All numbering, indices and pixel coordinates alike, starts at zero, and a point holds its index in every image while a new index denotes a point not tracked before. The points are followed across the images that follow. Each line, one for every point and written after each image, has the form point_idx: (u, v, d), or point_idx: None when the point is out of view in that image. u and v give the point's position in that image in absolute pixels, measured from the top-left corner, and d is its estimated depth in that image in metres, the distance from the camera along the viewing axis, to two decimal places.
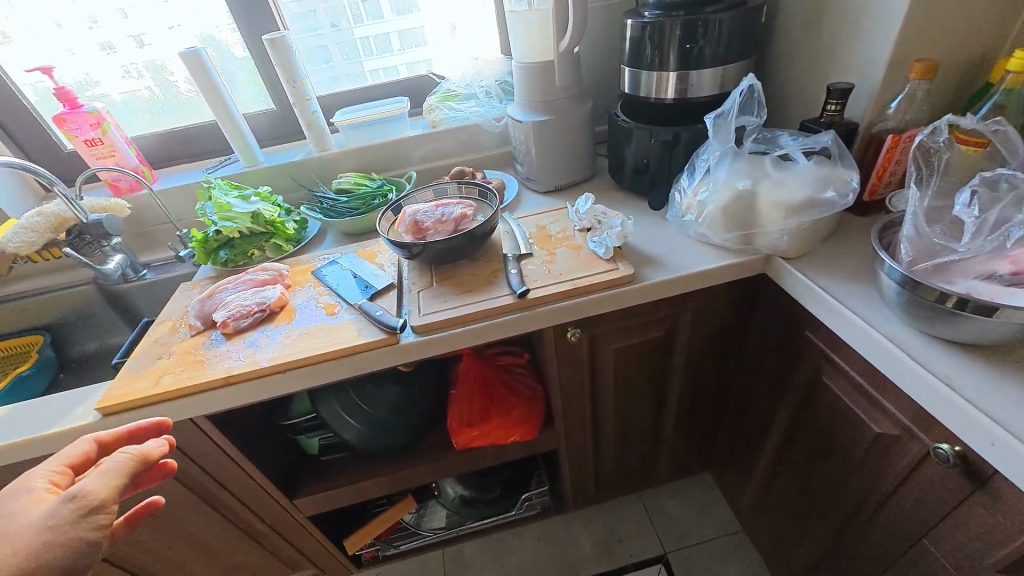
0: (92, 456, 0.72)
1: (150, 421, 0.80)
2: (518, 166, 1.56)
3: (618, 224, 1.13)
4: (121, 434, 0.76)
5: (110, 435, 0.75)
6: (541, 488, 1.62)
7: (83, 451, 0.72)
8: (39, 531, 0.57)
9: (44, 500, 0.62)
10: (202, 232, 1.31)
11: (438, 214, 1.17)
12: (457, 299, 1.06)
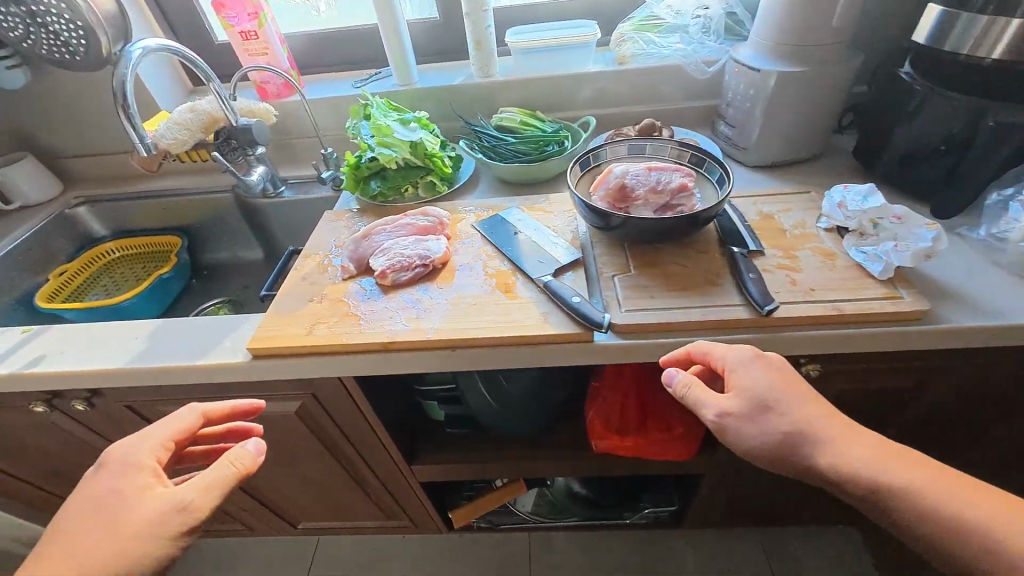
0: (196, 430, 0.74)
1: (246, 406, 0.78)
2: (722, 126, 1.24)
3: (925, 237, 0.83)
4: (224, 412, 0.77)
5: (215, 411, 0.77)
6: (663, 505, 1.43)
7: (190, 426, 0.73)
8: (144, 533, 0.61)
9: (149, 490, 0.65)
10: (354, 156, 1.14)
11: (653, 181, 0.89)
12: (668, 298, 0.82)
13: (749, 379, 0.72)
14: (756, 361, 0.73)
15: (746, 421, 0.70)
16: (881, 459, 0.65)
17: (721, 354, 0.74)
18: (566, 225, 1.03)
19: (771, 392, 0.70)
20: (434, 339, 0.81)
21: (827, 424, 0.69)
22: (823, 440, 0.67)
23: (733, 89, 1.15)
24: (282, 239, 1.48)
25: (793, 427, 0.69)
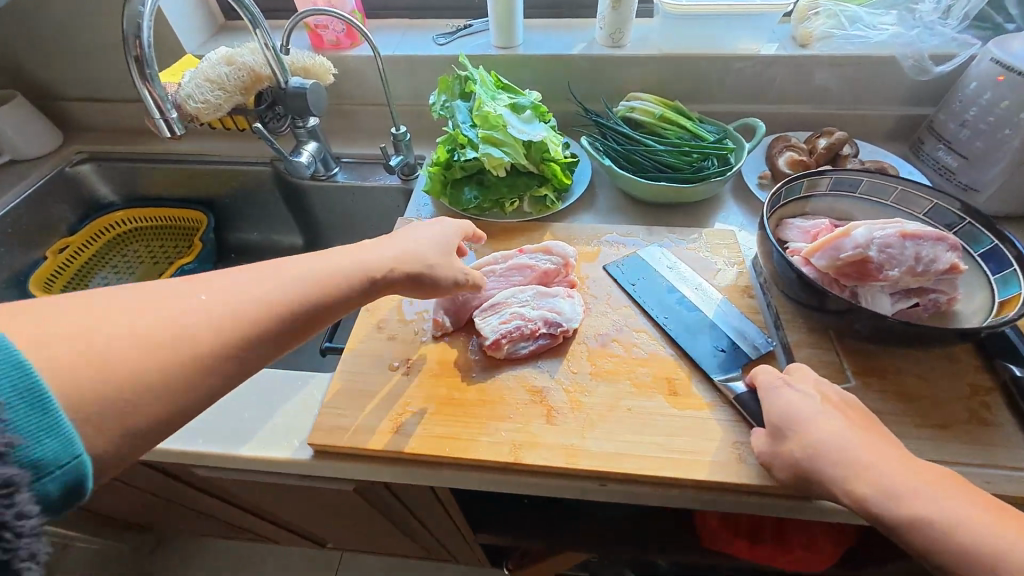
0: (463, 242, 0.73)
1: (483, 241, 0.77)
2: (936, 151, 0.90)
3: None
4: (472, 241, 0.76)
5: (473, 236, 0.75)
6: None
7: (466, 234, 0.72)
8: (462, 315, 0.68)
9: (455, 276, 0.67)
10: (445, 150, 0.84)
11: (915, 266, 0.60)
12: (922, 446, 0.57)
13: (796, 423, 0.53)
14: (819, 403, 0.54)
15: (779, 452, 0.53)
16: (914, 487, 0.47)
17: (764, 384, 0.58)
18: (736, 289, 0.75)
19: (814, 420, 0.53)
20: (579, 466, 0.57)
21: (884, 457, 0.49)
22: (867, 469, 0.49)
23: (982, 104, 0.82)
24: (328, 228, 1.20)
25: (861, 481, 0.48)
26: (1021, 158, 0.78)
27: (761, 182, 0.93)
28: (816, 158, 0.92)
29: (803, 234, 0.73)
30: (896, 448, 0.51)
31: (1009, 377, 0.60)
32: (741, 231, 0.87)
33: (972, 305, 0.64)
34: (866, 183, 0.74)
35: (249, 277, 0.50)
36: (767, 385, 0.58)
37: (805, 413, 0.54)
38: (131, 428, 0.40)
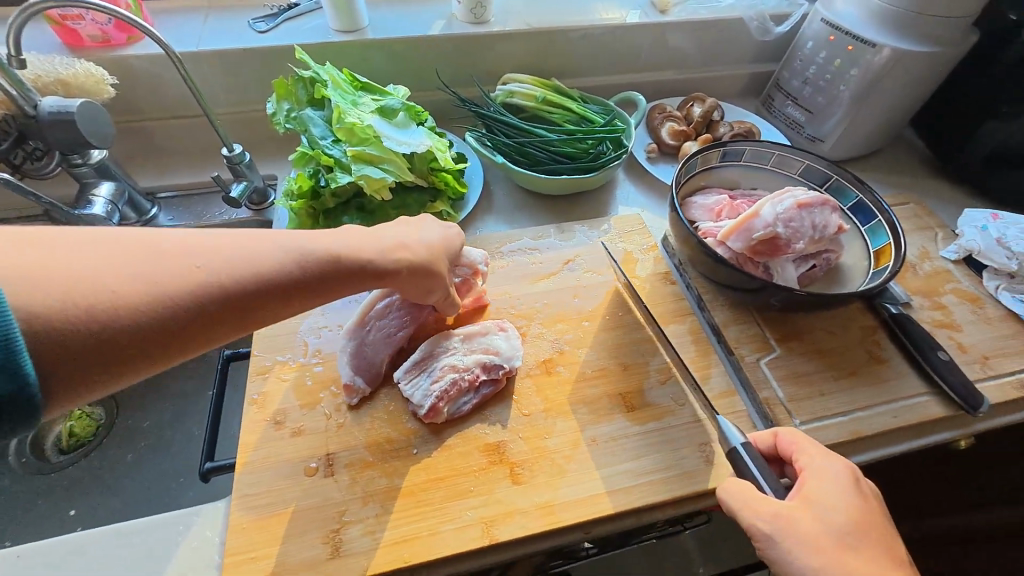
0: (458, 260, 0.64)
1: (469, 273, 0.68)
2: (785, 108, 0.99)
3: None
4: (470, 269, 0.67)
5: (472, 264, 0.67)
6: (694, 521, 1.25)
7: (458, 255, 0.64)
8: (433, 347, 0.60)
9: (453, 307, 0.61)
10: (308, 173, 0.68)
11: (813, 234, 0.64)
12: (843, 398, 0.62)
13: (829, 522, 0.46)
14: (860, 491, 0.48)
15: (808, 554, 0.44)
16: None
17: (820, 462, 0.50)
18: (657, 276, 0.74)
19: (852, 510, 0.46)
20: (560, 524, 0.51)
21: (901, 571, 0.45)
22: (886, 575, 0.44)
23: (819, 62, 0.90)
24: None
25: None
26: (854, 109, 0.89)
27: (649, 156, 0.93)
28: (693, 126, 0.94)
29: (707, 212, 0.74)
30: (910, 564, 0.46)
31: (889, 315, 0.68)
32: (644, 212, 0.86)
33: (852, 256, 0.71)
34: (749, 152, 0.77)
35: (161, 254, 0.39)
36: (804, 458, 0.51)
37: (844, 507, 0.47)
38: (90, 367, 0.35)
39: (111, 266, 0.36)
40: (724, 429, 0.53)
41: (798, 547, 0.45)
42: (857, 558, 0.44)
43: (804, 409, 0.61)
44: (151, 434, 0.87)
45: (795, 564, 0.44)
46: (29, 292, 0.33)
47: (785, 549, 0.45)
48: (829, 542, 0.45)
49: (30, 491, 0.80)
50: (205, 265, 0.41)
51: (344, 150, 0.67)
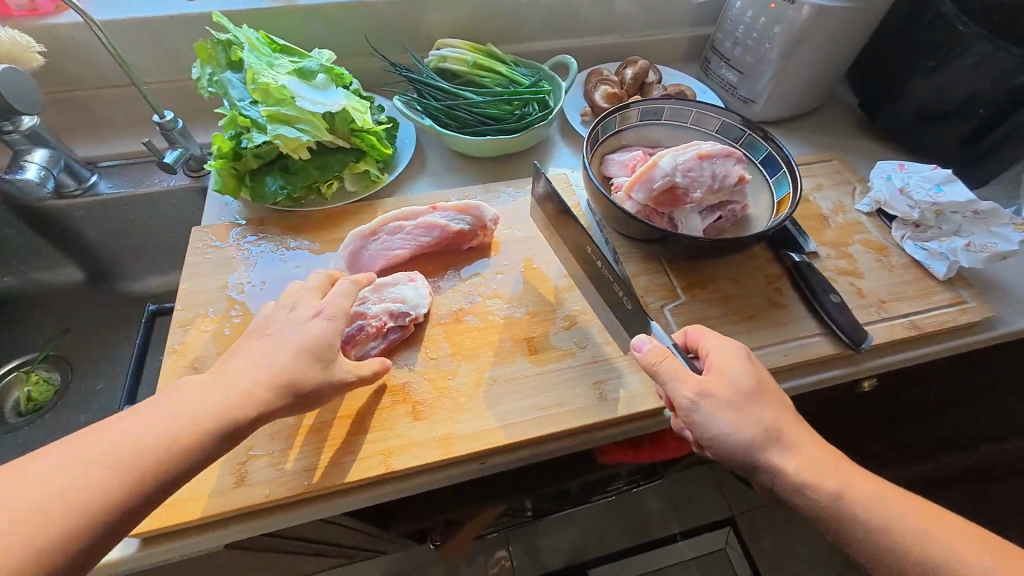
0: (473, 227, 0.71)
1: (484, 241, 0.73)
2: (720, 70, 1.00)
3: (997, 235, 0.72)
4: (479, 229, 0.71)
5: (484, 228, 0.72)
6: (651, 480, 1.27)
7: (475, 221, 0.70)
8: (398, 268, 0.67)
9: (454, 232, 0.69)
10: (229, 135, 0.70)
11: (710, 180, 0.66)
12: (740, 340, 0.65)
13: (738, 385, 0.52)
14: (755, 360, 0.55)
15: (726, 413, 0.50)
16: (809, 443, 0.51)
17: (728, 341, 0.56)
18: None
19: (754, 374, 0.53)
20: (455, 455, 0.55)
21: (791, 411, 0.53)
22: (783, 418, 0.51)
23: (747, 22, 0.90)
24: (113, 252, 0.97)
25: (773, 423, 0.50)
26: (780, 67, 0.90)
27: (582, 119, 0.95)
28: (626, 89, 0.96)
29: (623, 168, 0.76)
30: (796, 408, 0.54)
31: (791, 263, 0.71)
32: (573, 172, 0.88)
33: (759, 207, 0.73)
34: (667, 110, 0.79)
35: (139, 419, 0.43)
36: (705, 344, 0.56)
37: (749, 371, 0.53)
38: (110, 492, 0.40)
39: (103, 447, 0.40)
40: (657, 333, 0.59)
41: (717, 408, 0.50)
42: (762, 410, 0.51)
43: None
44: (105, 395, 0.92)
45: (713, 420, 0.50)
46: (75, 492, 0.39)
47: (709, 410, 0.50)
48: (742, 400, 0.51)
49: None
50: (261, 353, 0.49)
51: (260, 111, 0.68)
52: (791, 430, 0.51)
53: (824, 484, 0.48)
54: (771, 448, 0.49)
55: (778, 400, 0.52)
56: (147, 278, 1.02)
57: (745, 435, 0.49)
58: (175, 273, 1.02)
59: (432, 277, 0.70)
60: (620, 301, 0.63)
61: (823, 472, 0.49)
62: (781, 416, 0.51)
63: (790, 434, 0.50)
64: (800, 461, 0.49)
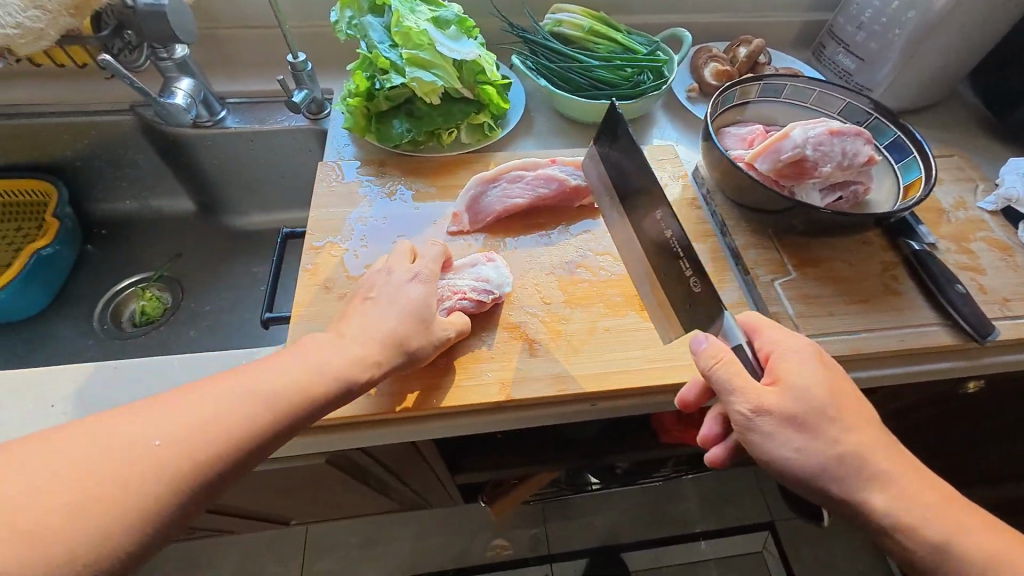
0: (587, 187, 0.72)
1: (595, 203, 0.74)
2: (836, 56, 0.97)
3: None
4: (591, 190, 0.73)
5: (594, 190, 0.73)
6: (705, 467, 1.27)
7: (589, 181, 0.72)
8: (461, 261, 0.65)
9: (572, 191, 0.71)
10: (365, 75, 0.74)
11: (840, 154, 0.65)
12: (853, 320, 0.65)
13: (810, 403, 0.48)
14: (829, 365, 0.51)
15: (791, 432, 0.47)
16: (900, 473, 0.48)
17: (799, 349, 0.51)
18: (683, 200, 0.77)
19: (829, 387, 0.49)
20: (570, 392, 0.57)
21: (874, 430, 0.49)
22: (862, 440, 0.47)
23: (876, 6, 0.87)
24: (224, 186, 1.03)
25: (850, 447, 0.47)
26: (907, 55, 0.87)
27: (688, 95, 0.94)
28: (737, 67, 0.94)
29: (740, 141, 0.75)
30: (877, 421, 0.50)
31: (911, 252, 0.69)
32: (678, 145, 0.88)
33: (882, 193, 0.72)
34: (789, 87, 0.78)
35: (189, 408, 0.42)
36: (772, 343, 0.52)
37: (823, 383, 0.49)
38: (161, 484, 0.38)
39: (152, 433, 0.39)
40: (727, 328, 0.53)
41: (783, 426, 0.47)
42: (837, 432, 0.47)
43: (811, 325, 0.64)
44: (208, 317, 0.99)
45: (777, 444, 0.47)
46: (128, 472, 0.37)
47: (770, 429, 0.47)
48: (812, 418, 0.47)
49: (109, 352, 0.93)
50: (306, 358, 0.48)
51: (400, 54, 0.72)
52: (879, 457, 0.47)
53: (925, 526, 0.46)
54: (845, 479, 0.47)
55: (859, 418, 0.48)
56: (249, 214, 1.08)
57: (811, 462, 0.47)
58: (275, 212, 1.07)
59: (544, 229, 0.72)
60: (686, 283, 0.52)
61: (913, 506, 0.47)
62: (864, 438, 0.48)
63: (880, 467, 0.47)
64: (886, 495, 0.47)
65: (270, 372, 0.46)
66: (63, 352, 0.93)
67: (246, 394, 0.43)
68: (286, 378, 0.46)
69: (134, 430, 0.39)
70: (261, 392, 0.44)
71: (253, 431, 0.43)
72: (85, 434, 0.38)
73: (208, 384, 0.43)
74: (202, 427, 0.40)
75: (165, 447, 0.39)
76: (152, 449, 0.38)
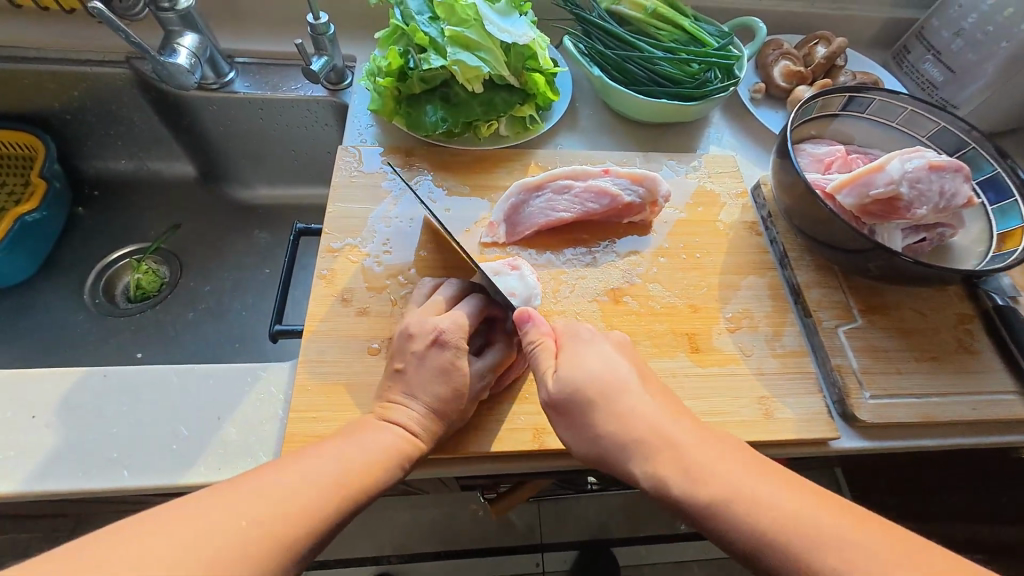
0: (638, 203, 0.64)
1: (644, 220, 0.66)
2: (922, 64, 0.86)
3: None
4: (642, 208, 0.64)
5: (645, 208, 0.65)
6: None
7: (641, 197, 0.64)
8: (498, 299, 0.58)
9: (622, 207, 0.63)
10: (398, 50, 0.64)
11: (933, 194, 0.57)
12: (923, 381, 0.58)
13: (572, 386, 0.46)
14: (614, 354, 0.48)
15: (565, 422, 0.46)
16: (708, 459, 0.41)
17: (569, 343, 0.49)
18: (742, 223, 0.69)
19: (588, 365, 0.47)
20: None
21: (656, 405, 0.45)
22: (638, 425, 0.43)
23: (983, 11, 0.76)
24: (227, 154, 0.93)
25: (620, 422, 0.44)
26: (1007, 73, 0.77)
27: (753, 96, 0.83)
28: (811, 68, 0.83)
29: (815, 162, 0.67)
30: (678, 406, 0.46)
31: (992, 306, 0.63)
32: (738, 155, 0.79)
33: (970, 236, 0.64)
34: (877, 103, 0.68)
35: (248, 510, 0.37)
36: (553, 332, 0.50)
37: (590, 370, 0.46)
38: None
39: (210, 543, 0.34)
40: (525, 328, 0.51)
41: (561, 415, 0.46)
42: (600, 412, 0.44)
43: (877, 383, 0.58)
44: (208, 298, 0.92)
45: (567, 437, 0.47)
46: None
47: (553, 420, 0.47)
48: (576, 402, 0.45)
49: (102, 329, 0.87)
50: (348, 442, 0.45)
51: (440, 29, 0.63)
52: (650, 428, 0.43)
53: (735, 512, 0.38)
54: (637, 464, 0.42)
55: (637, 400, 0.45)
56: (255, 186, 0.99)
57: (587, 449, 0.45)
58: (283, 186, 0.98)
59: (586, 246, 0.65)
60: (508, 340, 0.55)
61: (706, 490, 0.39)
62: (637, 422, 0.43)
63: (670, 445, 0.42)
64: (679, 479, 0.40)
65: (322, 460, 0.42)
66: (54, 325, 0.86)
67: (304, 486, 0.40)
68: (341, 464, 0.43)
69: (193, 529, 0.35)
70: (313, 483, 0.40)
71: (309, 527, 0.39)
72: (139, 539, 0.33)
73: (263, 477, 0.40)
74: (257, 526, 0.36)
75: (225, 551, 0.34)
76: (225, 542, 0.35)
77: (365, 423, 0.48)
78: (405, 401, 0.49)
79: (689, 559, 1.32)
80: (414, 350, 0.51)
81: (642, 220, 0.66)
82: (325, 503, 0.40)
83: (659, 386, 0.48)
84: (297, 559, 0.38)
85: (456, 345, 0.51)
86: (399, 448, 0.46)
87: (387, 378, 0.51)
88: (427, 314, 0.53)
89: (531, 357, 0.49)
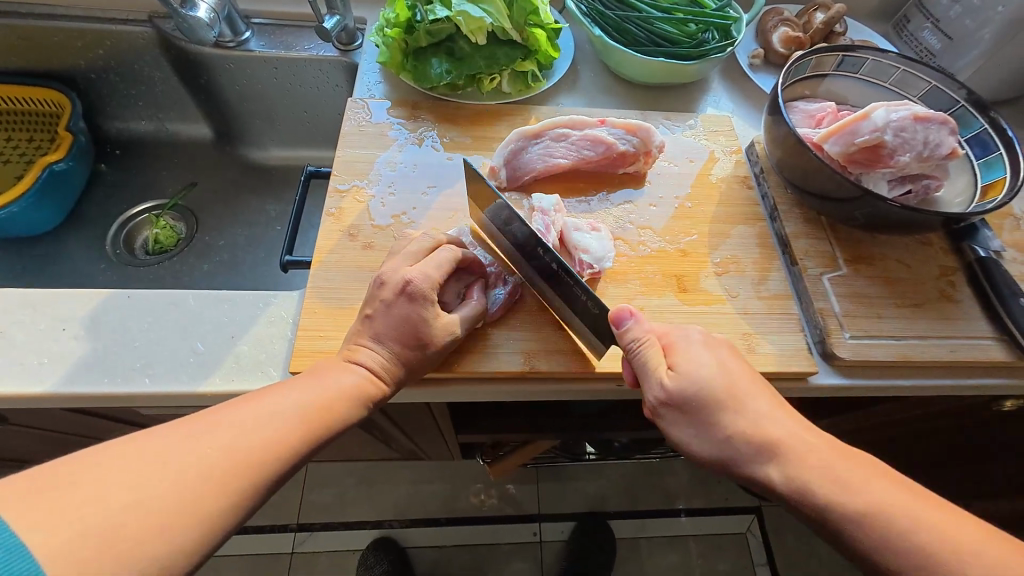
0: (631, 154, 0.67)
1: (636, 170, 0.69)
2: (921, 32, 0.87)
3: None
4: (633, 159, 0.67)
5: (636, 158, 0.67)
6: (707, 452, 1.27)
7: (633, 149, 0.67)
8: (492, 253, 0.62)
9: (616, 155, 0.67)
10: (406, 2, 0.67)
11: (919, 141, 0.59)
12: (904, 324, 0.61)
13: (698, 376, 0.48)
14: (715, 344, 0.51)
15: (680, 420, 0.48)
16: (836, 461, 0.45)
17: (677, 337, 0.51)
18: (735, 177, 0.72)
19: (794, 443, 0.46)
20: (596, 369, 0.55)
21: (775, 413, 0.47)
22: (750, 414, 0.47)
23: None
24: (242, 114, 0.97)
25: (743, 420, 0.47)
26: (1001, 39, 0.78)
27: (751, 62, 0.85)
28: (809, 34, 0.85)
29: (807, 118, 0.69)
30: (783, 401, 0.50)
31: (975, 258, 0.64)
32: (734, 117, 0.81)
33: (955, 190, 0.66)
34: (870, 63, 0.70)
35: (218, 440, 0.40)
36: (690, 368, 0.48)
37: (778, 427, 0.47)
38: (190, 526, 0.36)
39: (181, 469, 0.37)
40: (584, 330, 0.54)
41: (677, 415, 0.48)
42: (726, 412, 0.47)
43: (857, 325, 0.60)
44: (222, 253, 0.96)
45: (684, 438, 0.48)
46: (156, 517, 0.35)
47: (666, 417, 0.48)
48: (698, 400, 0.47)
49: (123, 278, 0.92)
50: (315, 382, 0.47)
51: None
52: (781, 429, 0.46)
53: (936, 552, 0.41)
54: (756, 462, 0.46)
55: (855, 473, 0.44)
56: (269, 148, 1.02)
57: (708, 451, 0.47)
58: (295, 148, 1.02)
59: (584, 195, 0.68)
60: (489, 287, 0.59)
61: (819, 475, 0.44)
62: (861, 487, 0.43)
63: (786, 442, 0.46)
64: (789, 464, 0.45)
65: (291, 399, 0.45)
66: (77, 273, 0.91)
67: (267, 425, 0.42)
68: (307, 404, 0.45)
69: (167, 456, 0.38)
70: (280, 420, 0.43)
71: (267, 462, 0.41)
72: (112, 465, 0.36)
73: (240, 410, 0.43)
74: (224, 458, 0.39)
75: (195, 477, 0.38)
76: (189, 474, 0.38)
77: (333, 362, 0.50)
78: (372, 344, 0.50)
79: (684, 536, 1.32)
80: (384, 297, 0.52)
81: (637, 169, 0.69)
82: (296, 435, 0.43)
83: (765, 385, 0.50)
84: (263, 487, 0.41)
85: (424, 297, 0.52)
86: (361, 390, 0.48)
87: (358, 324, 0.53)
88: (401, 265, 0.54)
89: (637, 356, 0.49)
